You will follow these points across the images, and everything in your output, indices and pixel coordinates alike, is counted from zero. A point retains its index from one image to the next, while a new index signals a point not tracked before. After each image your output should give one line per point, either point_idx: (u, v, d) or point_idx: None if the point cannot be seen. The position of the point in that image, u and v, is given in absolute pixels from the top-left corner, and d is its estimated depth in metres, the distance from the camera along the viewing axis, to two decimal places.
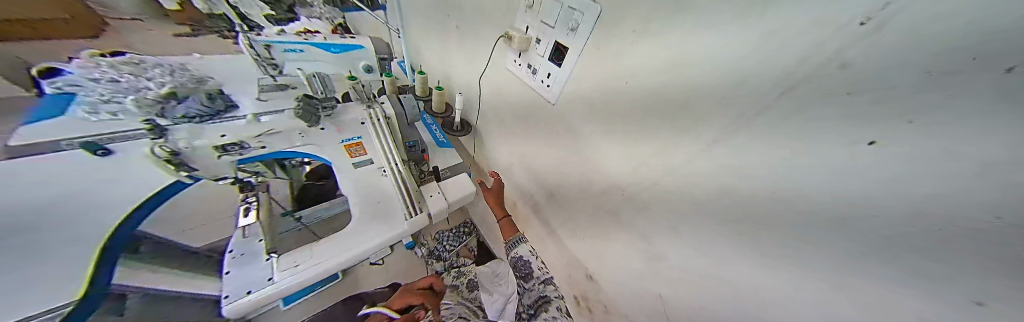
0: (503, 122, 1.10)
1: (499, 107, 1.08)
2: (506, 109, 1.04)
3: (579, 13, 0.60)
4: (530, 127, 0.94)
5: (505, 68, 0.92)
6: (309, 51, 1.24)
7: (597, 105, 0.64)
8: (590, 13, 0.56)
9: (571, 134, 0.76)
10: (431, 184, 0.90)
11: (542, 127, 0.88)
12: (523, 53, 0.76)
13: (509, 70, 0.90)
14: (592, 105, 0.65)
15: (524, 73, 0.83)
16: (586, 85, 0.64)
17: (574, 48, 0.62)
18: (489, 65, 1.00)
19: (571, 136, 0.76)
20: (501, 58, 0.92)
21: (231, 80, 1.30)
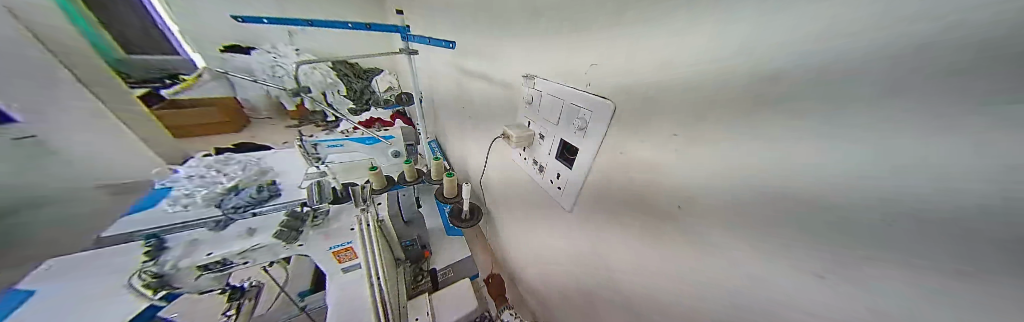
0: (506, 214, 0.92)
1: (502, 196, 0.92)
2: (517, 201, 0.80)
3: (586, 111, 0.44)
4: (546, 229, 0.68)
5: (507, 161, 0.78)
6: (347, 145, 1.27)
7: (625, 221, 0.41)
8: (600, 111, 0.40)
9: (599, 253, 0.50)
10: (420, 299, 0.77)
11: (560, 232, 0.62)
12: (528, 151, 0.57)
13: (511, 163, 0.76)
14: (619, 220, 0.43)
15: (526, 171, 0.66)
16: (607, 196, 0.43)
17: (585, 151, 0.45)
18: (493, 153, 0.85)
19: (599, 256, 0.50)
20: (505, 151, 0.77)
21: (289, 170, 1.37)
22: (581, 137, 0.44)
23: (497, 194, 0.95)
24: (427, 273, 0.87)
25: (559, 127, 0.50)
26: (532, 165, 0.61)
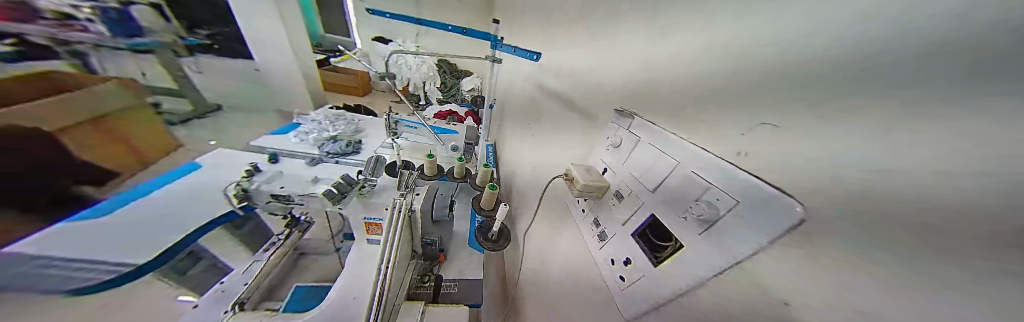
0: (533, 257, 0.76)
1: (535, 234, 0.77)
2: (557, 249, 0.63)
3: (714, 194, 0.24)
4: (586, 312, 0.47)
5: (561, 202, 0.62)
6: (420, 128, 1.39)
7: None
8: (736, 192, 0.21)
9: None
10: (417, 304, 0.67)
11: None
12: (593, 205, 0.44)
13: (564, 206, 0.60)
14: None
15: (583, 228, 0.50)
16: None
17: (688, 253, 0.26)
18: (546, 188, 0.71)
19: None
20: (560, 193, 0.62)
21: (374, 134, 1.61)
22: (699, 234, 0.25)
23: (529, 226, 0.82)
24: (433, 279, 0.80)
25: (651, 190, 0.33)
26: (595, 228, 0.45)
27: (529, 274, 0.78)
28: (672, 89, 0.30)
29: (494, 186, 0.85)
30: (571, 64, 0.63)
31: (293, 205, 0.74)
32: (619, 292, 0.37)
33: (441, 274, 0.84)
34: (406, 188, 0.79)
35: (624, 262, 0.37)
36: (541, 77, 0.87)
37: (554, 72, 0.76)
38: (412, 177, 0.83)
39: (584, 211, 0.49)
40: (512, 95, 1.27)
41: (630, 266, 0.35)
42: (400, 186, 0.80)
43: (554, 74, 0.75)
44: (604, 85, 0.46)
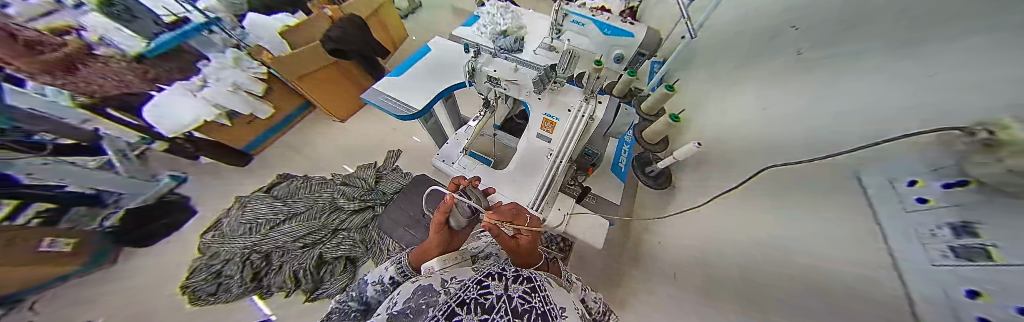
0: (714, 216, 0.89)
1: (735, 198, 0.82)
2: (768, 221, 0.68)
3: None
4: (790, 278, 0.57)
5: (879, 196, 0.42)
6: (587, 25, 1.24)
7: None
8: None
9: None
10: (569, 198, 0.93)
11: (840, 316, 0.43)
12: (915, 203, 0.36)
13: (854, 208, 0.46)
14: None
15: (937, 245, 0.33)
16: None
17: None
18: (771, 162, 0.72)
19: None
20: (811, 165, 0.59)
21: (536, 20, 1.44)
22: None
23: (719, 185, 0.91)
24: (579, 185, 0.94)
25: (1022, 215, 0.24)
26: (980, 247, 0.28)
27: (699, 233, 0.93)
28: None
29: (677, 117, 0.82)
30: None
31: (500, 88, 0.82)
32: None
33: (586, 185, 0.98)
34: (590, 94, 0.77)
35: (940, 310, 0.31)
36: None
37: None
38: (600, 81, 0.75)
39: (956, 222, 0.31)
40: (808, 9, 0.79)
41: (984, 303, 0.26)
42: (588, 91, 0.77)
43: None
44: (964, 90, 0.34)
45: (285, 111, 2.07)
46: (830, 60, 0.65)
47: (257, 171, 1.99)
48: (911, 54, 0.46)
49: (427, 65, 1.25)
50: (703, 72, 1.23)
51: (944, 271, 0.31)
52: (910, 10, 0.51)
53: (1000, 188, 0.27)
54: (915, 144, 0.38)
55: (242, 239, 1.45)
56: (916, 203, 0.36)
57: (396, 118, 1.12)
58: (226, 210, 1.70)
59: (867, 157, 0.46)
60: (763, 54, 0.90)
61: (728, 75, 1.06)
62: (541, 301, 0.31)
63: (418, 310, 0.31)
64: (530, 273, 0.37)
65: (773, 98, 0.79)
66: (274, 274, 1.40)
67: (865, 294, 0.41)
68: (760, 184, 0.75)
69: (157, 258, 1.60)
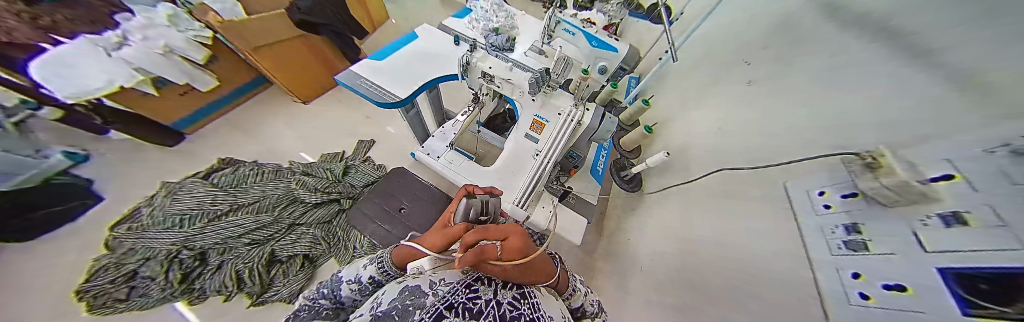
0: (671, 218, 1.01)
1: (690, 201, 0.95)
2: (714, 221, 0.80)
3: (972, 227, 0.25)
4: (725, 269, 0.69)
5: (798, 204, 0.53)
6: (578, 36, 1.30)
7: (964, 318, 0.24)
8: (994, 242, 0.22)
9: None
10: (552, 196, 0.98)
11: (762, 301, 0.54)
12: (827, 213, 0.45)
13: (782, 213, 0.57)
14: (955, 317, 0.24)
15: (834, 240, 0.43)
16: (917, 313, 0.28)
17: (921, 282, 0.29)
18: (722, 172, 0.84)
19: None
20: (755, 176, 0.70)
21: (527, 22, 1.47)
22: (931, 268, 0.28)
23: (678, 191, 1.04)
24: (561, 185, 1.01)
25: (913, 230, 0.31)
26: (860, 241, 0.38)
27: (660, 231, 1.04)
28: (996, 64, 0.30)
29: (649, 129, 1.14)
30: (918, 52, 0.44)
31: (494, 85, 0.82)
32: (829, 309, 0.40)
33: (567, 185, 1.04)
34: (581, 101, 0.81)
35: (834, 289, 0.40)
36: (863, 45, 0.58)
37: (886, 53, 0.51)
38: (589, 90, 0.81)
39: (844, 222, 0.41)
40: (760, 50, 0.95)
41: (870, 300, 0.34)
42: (579, 98, 0.81)
43: (887, 57, 0.50)
44: (870, 132, 0.44)
45: (233, 86, 1.81)
46: (775, 93, 0.78)
47: (194, 153, 1.70)
48: (840, 98, 0.57)
49: (411, 52, 1.20)
50: (672, 90, 1.38)
51: (843, 266, 0.40)
52: (836, 64, 0.64)
53: (882, 201, 0.36)
54: (826, 164, 0.49)
55: (168, 234, 1.22)
56: (823, 209, 0.47)
57: (377, 105, 1.05)
58: (148, 198, 1.42)
59: (797, 171, 0.57)
60: (724, 82, 1.04)
61: (694, 97, 1.20)
62: (529, 307, 0.31)
63: (405, 313, 0.28)
64: (523, 285, 0.35)
65: (729, 120, 0.92)
66: (211, 274, 1.21)
67: (787, 283, 0.50)
68: (711, 190, 0.87)
69: (46, 255, 1.29)
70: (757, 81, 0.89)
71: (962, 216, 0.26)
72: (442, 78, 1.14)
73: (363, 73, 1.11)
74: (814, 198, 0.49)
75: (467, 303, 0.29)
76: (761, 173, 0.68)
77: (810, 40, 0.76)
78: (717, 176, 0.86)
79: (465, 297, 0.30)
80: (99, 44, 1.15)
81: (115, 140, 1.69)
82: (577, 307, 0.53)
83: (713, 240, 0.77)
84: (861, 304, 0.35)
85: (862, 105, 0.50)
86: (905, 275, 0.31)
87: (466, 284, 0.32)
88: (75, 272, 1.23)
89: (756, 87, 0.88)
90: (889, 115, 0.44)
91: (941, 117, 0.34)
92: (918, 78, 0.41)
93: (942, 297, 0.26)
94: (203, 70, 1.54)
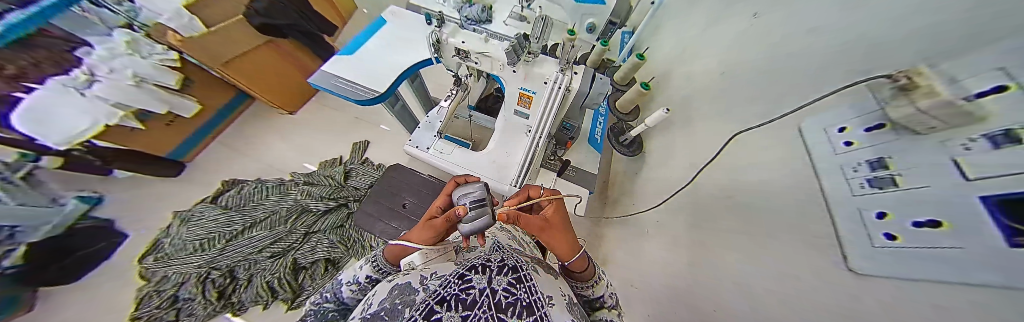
0: (676, 175, 0.98)
1: (694, 156, 0.91)
2: (720, 174, 0.77)
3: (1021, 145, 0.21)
4: (733, 220, 0.67)
5: (814, 144, 0.49)
6: None
7: (1010, 249, 0.21)
8: None
9: (830, 277, 0.40)
10: (552, 171, 0.95)
11: (779, 248, 0.52)
12: (848, 151, 0.41)
13: (797, 155, 0.52)
14: (1002, 249, 0.21)
15: (857, 179, 0.39)
16: (958, 250, 0.25)
17: (963, 214, 0.26)
18: (728, 121, 0.79)
19: (814, 281, 0.42)
20: (766, 121, 0.64)
21: None
22: (975, 197, 0.25)
23: (682, 147, 1.00)
24: (559, 159, 0.98)
25: (953, 160, 0.27)
26: (888, 177, 0.35)
27: (664, 191, 1.02)
28: None
29: (647, 86, 1.06)
30: None
31: (471, 61, 0.76)
32: (849, 249, 0.38)
33: (566, 158, 1.01)
34: (567, 64, 0.74)
35: (857, 230, 0.38)
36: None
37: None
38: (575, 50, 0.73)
39: (869, 158, 0.37)
40: None
41: (897, 241, 0.32)
42: (566, 61, 0.74)
43: None
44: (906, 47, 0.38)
45: (216, 107, 1.77)
46: (789, 18, 0.69)
47: (198, 180, 1.73)
48: (867, 16, 0.49)
49: (383, 39, 1.11)
50: (669, 38, 1.26)
51: (863, 206, 0.37)
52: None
53: (914, 129, 0.32)
54: (853, 94, 0.43)
55: (194, 258, 1.28)
56: (843, 146, 0.42)
57: (356, 103, 1.01)
58: (166, 228, 1.47)
59: (811, 108, 0.51)
60: (726, 20, 0.93)
61: (693, 41, 1.09)
62: (526, 292, 0.29)
63: (394, 313, 0.27)
64: (524, 272, 0.33)
65: (734, 61, 0.84)
66: (245, 288, 1.29)
67: (802, 231, 0.48)
68: (715, 142, 0.82)
69: (96, 292, 1.39)
70: (765, 8, 0.78)
71: (1015, 133, 0.22)
72: (419, 63, 1.06)
73: (336, 70, 1.05)
74: (835, 134, 0.44)
75: (460, 297, 0.27)
76: (769, 115, 0.63)
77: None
78: (722, 126, 0.81)
79: (456, 291, 0.28)
80: (69, 85, 1.09)
81: (121, 178, 1.72)
82: (597, 299, 0.49)
83: (721, 193, 0.74)
84: (887, 246, 0.33)
85: (894, 18, 0.43)
86: (943, 210, 0.28)
87: (458, 276, 0.31)
88: (124, 303, 1.34)
89: (763, 17, 0.78)
90: (926, 23, 0.37)
91: (995, 13, 0.28)
92: None
93: (985, 231, 0.23)
94: (180, 95, 1.47)
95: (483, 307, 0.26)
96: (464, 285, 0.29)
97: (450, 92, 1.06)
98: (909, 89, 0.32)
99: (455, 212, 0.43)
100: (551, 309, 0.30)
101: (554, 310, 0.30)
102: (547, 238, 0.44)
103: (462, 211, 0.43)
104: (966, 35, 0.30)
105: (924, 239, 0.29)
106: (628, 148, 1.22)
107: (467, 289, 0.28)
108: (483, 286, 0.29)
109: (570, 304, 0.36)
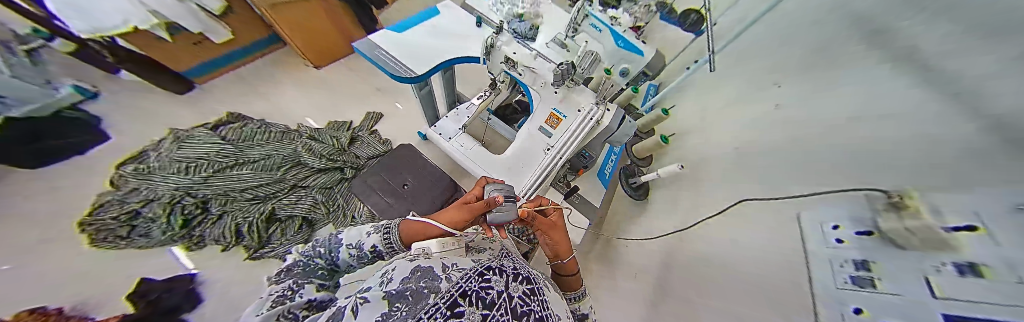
0: (671, 228, 1.02)
1: (693, 215, 0.96)
2: (719, 239, 0.81)
3: (986, 278, 0.25)
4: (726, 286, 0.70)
5: (808, 233, 0.53)
6: (603, 31, 1.15)
7: None
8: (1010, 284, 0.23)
9: None
10: (558, 193, 0.98)
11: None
12: (839, 246, 0.45)
13: (791, 239, 0.57)
14: None
15: (842, 274, 0.43)
16: None
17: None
18: (732, 191, 0.84)
19: None
20: (768, 202, 0.69)
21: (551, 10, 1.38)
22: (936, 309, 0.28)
23: (683, 204, 1.05)
24: (568, 184, 1.01)
25: (931, 276, 0.31)
26: (867, 279, 0.39)
27: (657, 240, 1.05)
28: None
29: (665, 140, 1.13)
30: (956, 95, 0.43)
31: (515, 73, 0.81)
32: None
33: (574, 185, 1.05)
34: (602, 100, 0.79)
35: (833, 320, 0.41)
36: (903, 81, 0.56)
37: (923, 93, 0.49)
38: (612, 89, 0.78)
39: (856, 258, 0.41)
40: (790, 70, 0.92)
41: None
42: (603, 98, 0.79)
43: (925, 94, 0.49)
44: (900, 170, 0.44)
45: (247, 41, 1.78)
46: (803, 116, 0.77)
47: (204, 104, 1.71)
48: (870, 134, 0.55)
49: (434, 27, 1.17)
50: (692, 102, 1.35)
51: (844, 300, 0.41)
52: (871, 99, 0.61)
53: (899, 241, 0.36)
54: (851, 198, 0.48)
55: (172, 180, 1.25)
56: (833, 242, 0.47)
57: (393, 78, 1.04)
58: (155, 142, 1.44)
59: (811, 202, 0.57)
60: (748, 102, 1.01)
61: (716, 111, 1.17)
62: (539, 305, 0.30)
63: (418, 295, 0.27)
64: (537, 287, 0.34)
65: (748, 139, 0.91)
66: (210, 224, 1.24)
67: (784, 312, 0.51)
68: (718, 207, 0.87)
69: (59, 185, 1.32)
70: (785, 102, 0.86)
71: (979, 268, 0.26)
72: (461, 58, 1.12)
73: (382, 43, 1.09)
74: (829, 229, 0.49)
75: (480, 292, 0.27)
76: (774, 197, 0.68)
77: (848, 71, 0.73)
78: (725, 194, 0.86)
79: (476, 286, 0.28)
80: None
81: (127, 81, 1.68)
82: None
83: (719, 259, 0.77)
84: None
85: (893, 143, 0.49)
86: (903, 317, 0.32)
87: (478, 273, 0.31)
88: (82, 205, 1.27)
89: (782, 109, 0.86)
90: (918, 154, 0.43)
91: (968, 161, 0.34)
92: (951, 119, 0.41)
93: None
94: (217, 20, 1.49)
95: (500, 315, 0.25)
96: (483, 279, 0.30)
97: (484, 92, 1.11)
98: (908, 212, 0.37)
99: (493, 201, 0.48)
100: None
101: None
102: (551, 235, 0.50)
103: (501, 200, 0.48)
104: (946, 173, 0.36)
105: None
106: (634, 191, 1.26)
107: (486, 287, 0.28)
108: (500, 289, 0.29)
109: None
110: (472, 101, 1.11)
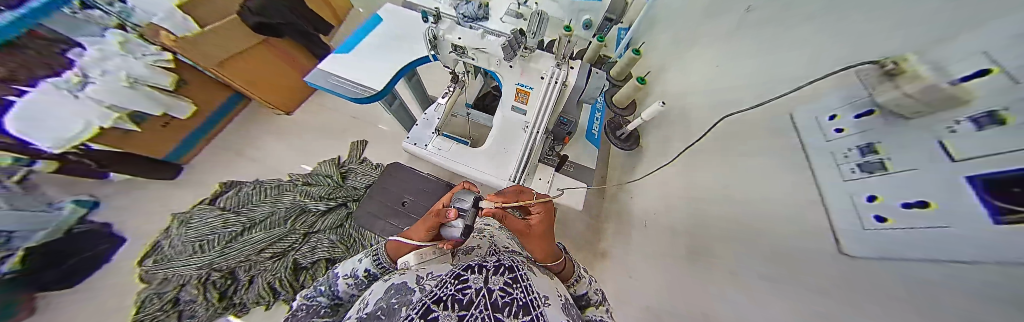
0: (672, 167, 0.99)
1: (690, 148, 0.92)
2: (716, 163, 0.77)
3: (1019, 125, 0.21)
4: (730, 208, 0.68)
5: (806, 132, 0.49)
6: None
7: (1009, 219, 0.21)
8: None
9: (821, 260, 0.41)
10: (548, 167, 0.96)
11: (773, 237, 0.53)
12: (839, 139, 0.42)
13: (790, 144, 0.53)
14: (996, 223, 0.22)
15: (848, 164, 0.39)
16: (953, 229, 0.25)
17: (952, 195, 0.26)
18: (723, 113, 0.80)
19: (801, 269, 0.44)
20: (759, 112, 0.65)
21: None
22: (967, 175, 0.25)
23: (678, 139, 1.01)
24: (557, 155, 0.99)
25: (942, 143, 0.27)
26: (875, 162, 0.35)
27: (661, 183, 1.03)
28: None
29: (643, 81, 1.07)
30: None
31: (467, 58, 0.77)
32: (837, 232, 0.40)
33: (563, 153, 1.02)
34: (562, 59, 0.73)
35: (845, 216, 0.39)
36: None
37: None
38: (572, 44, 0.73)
39: (859, 143, 0.37)
40: None
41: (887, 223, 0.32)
42: (562, 57, 0.74)
43: None
44: (893, 39, 0.39)
45: (211, 108, 1.75)
46: (781, 11, 0.70)
47: (195, 181, 1.72)
48: (855, 8, 0.50)
49: (380, 37, 1.11)
50: (664, 34, 1.27)
51: (855, 191, 0.38)
52: None
53: (901, 114, 0.32)
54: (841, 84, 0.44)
55: (194, 261, 1.28)
56: (834, 134, 0.43)
57: (354, 101, 1.00)
58: (164, 231, 1.48)
59: (802, 100, 0.53)
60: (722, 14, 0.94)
61: (691, 34, 1.09)
62: (523, 291, 0.29)
63: (391, 311, 0.27)
64: (518, 271, 0.32)
65: (728, 53, 0.85)
66: (246, 289, 1.29)
67: (795, 219, 0.49)
68: (711, 132, 0.83)
69: (94, 295, 1.39)
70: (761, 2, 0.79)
71: (999, 114, 0.22)
72: (416, 60, 1.06)
73: (333, 68, 1.04)
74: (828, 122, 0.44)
75: (458, 296, 0.26)
76: (764, 105, 0.64)
77: None
78: (717, 117, 0.82)
79: (450, 291, 0.27)
80: (62, 88, 1.07)
81: (117, 182, 1.70)
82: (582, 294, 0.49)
83: (718, 183, 0.75)
84: (879, 228, 0.33)
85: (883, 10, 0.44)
86: (932, 193, 0.28)
87: (451, 276, 0.30)
88: (122, 305, 1.33)
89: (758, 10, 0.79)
90: (912, 14, 0.38)
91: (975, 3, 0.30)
92: None
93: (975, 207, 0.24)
94: (176, 96, 1.47)
95: (477, 312, 0.24)
96: (460, 280, 0.28)
97: (448, 88, 1.06)
98: (904, 79, 0.32)
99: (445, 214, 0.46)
100: (546, 310, 0.29)
101: (549, 310, 0.29)
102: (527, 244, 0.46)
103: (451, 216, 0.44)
104: (949, 25, 0.31)
105: (918, 219, 0.29)
106: (624, 142, 1.23)
107: (464, 288, 0.27)
108: (477, 286, 0.27)
109: (566, 305, 0.34)
110: (439, 101, 1.06)
